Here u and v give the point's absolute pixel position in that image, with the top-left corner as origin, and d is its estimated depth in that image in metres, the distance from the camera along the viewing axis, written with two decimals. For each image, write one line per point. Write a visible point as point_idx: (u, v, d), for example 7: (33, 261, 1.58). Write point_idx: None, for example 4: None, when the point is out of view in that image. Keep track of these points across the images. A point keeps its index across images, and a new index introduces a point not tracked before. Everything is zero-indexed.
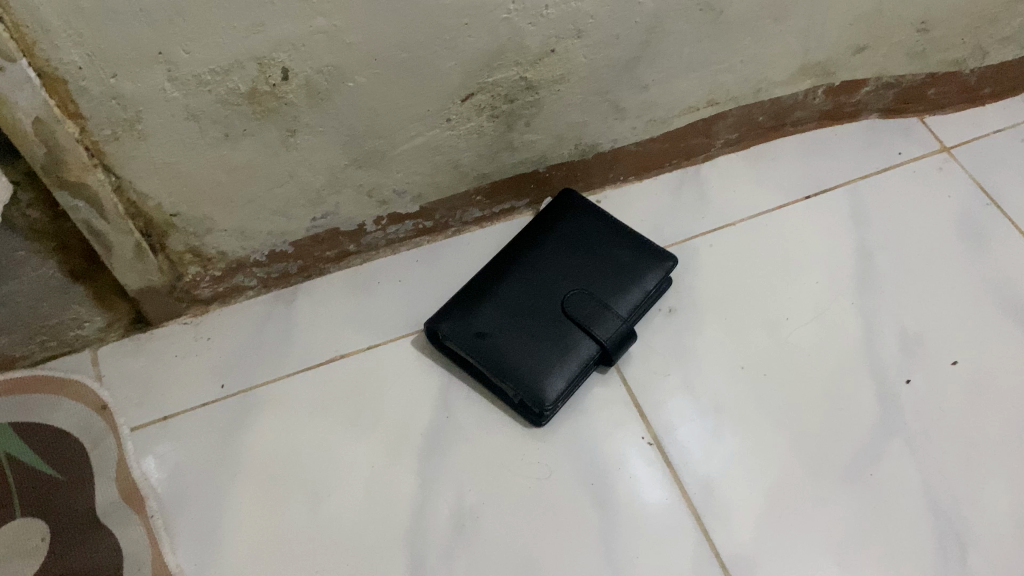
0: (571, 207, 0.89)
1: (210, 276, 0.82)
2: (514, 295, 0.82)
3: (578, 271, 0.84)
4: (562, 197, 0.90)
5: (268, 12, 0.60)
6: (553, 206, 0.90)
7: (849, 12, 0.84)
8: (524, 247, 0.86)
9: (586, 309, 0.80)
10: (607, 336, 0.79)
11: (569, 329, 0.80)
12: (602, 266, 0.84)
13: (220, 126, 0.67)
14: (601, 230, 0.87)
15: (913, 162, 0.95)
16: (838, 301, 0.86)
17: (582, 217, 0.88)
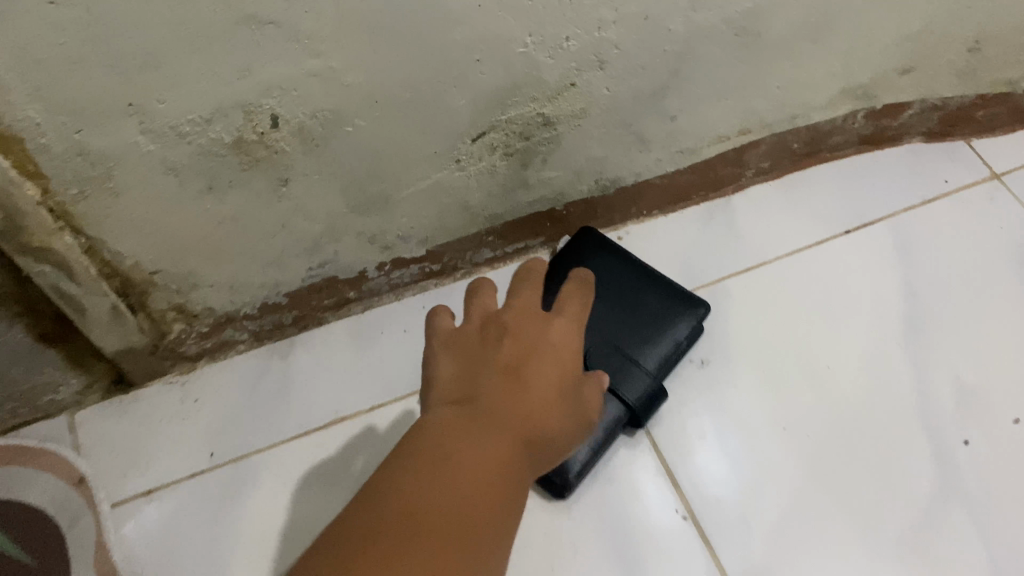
0: (591, 244, 0.81)
1: (197, 332, 0.75)
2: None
3: (601, 321, 0.76)
4: (580, 233, 0.82)
5: (254, 54, 0.53)
6: (572, 242, 0.82)
7: (897, 32, 0.76)
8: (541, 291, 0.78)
9: (611, 367, 0.73)
10: (633, 397, 0.72)
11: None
12: (626, 315, 0.77)
13: (203, 179, 0.60)
14: (625, 272, 0.79)
15: (962, 191, 0.87)
16: (887, 347, 0.78)
17: (604, 257, 0.80)
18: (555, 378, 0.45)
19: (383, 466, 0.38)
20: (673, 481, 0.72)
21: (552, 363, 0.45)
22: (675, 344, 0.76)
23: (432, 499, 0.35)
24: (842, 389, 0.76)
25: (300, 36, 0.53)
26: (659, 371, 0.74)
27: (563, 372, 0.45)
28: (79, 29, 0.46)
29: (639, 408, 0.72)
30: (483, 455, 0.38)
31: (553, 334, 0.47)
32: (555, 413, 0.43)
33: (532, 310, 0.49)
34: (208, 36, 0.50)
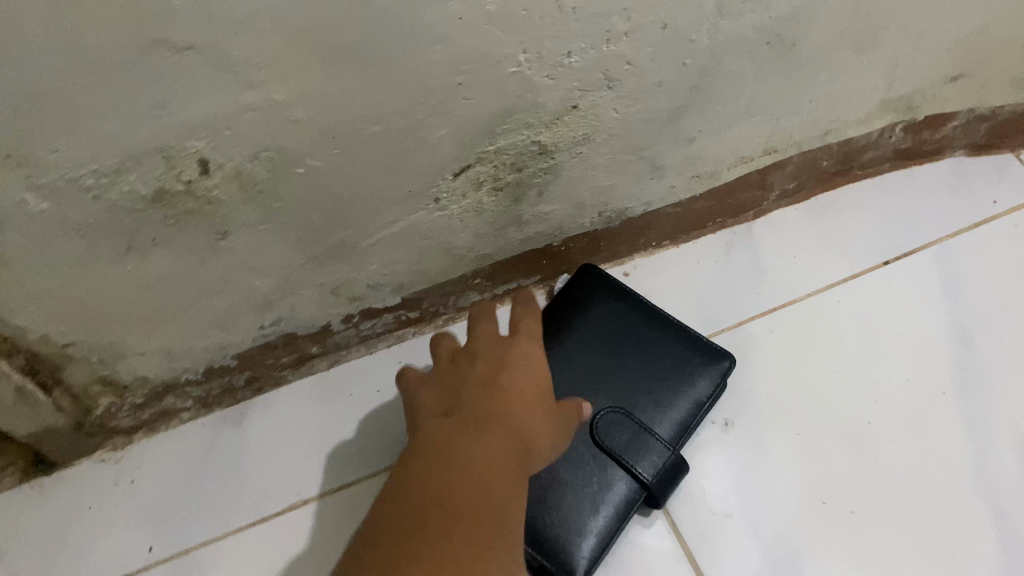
0: (594, 285, 0.70)
1: (130, 404, 0.63)
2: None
3: (609, 379, 0.65)
4: (581, 272, 0.71)
5: (172, 88, 0.41)
6: (572, 282, 0.70)
7: (949, 35, 0.65)
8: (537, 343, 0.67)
9: (622, 437, 0.62)
10: (649, 473, 0.61)
11: (600, 465, 0.62)
12: (638, 372, 0.66)
13: (118, 238, 0.48)
14: (635, 319, 0.68)
15: (1014, 213, 0.76)
16: (940, 402, 0.67)
17: (610, 301, 0.69)
18: (533, 389, 0.46)
19: (397, 478, 0.39)
20: (697, 570, 0.61)
21: (529, 376, 0.47)
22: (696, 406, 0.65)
23: (458, 487, 0.38)
24: (889, 453, 0.65)
25: (231, 64, 0.41)
26: (678, 439, 0.63)
27: (539, 382, 0.47)
28: None
29: (657, 488, 0.61)
30: (489, 452, 0.40)
31: (524, 324, 0.52)
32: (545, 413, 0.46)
33: (521, 328, 0.51)
34: (106, 66, 0.38)
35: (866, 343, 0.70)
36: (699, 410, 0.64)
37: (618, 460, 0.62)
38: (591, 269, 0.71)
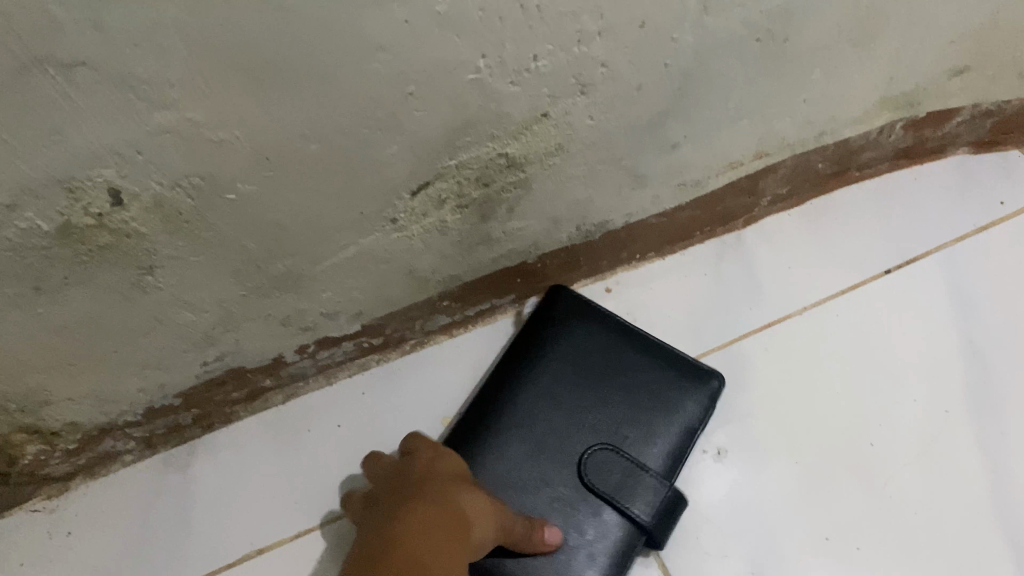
0: (569, 307, 0.63)
1: (62, 451, 0.57)
2: (508, 462, 0.58)
3: (592, 412, 0.60)
4: (553, 292, 0.64)
5: (64, 110, 0.35)
6: (543, 305, 0.64)
7: (954, 27, 0.60)
8: (514, 377, 0.61)
9: (614, 476, 0.57)
10: (648, 513, 0.56)
11: (595, 510, 0.56)
12: (625, 400, 0.60)
13: (22, 279, 0.42)
14: (616, 341, 0.62)
15: (1022, 215, 0.71)
16: (951, 424, 0.62)
17: (587, 323, 0.63)
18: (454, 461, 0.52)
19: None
20: None
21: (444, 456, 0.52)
22: (688, 432, 0.60)
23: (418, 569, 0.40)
24: (898, 482, 0.60)
25: (135, 82, 0.35)
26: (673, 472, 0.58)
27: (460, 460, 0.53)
28: None
29: (659, 527, 0.56)
30: (433, 529, 0.43)
31: (417, 441, 0.54)
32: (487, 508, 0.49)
33: (418, 442, 0.54)
34: None
35: (869, 362, 0.65)
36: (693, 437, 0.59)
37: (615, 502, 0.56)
38: (563, 288, 0.64)
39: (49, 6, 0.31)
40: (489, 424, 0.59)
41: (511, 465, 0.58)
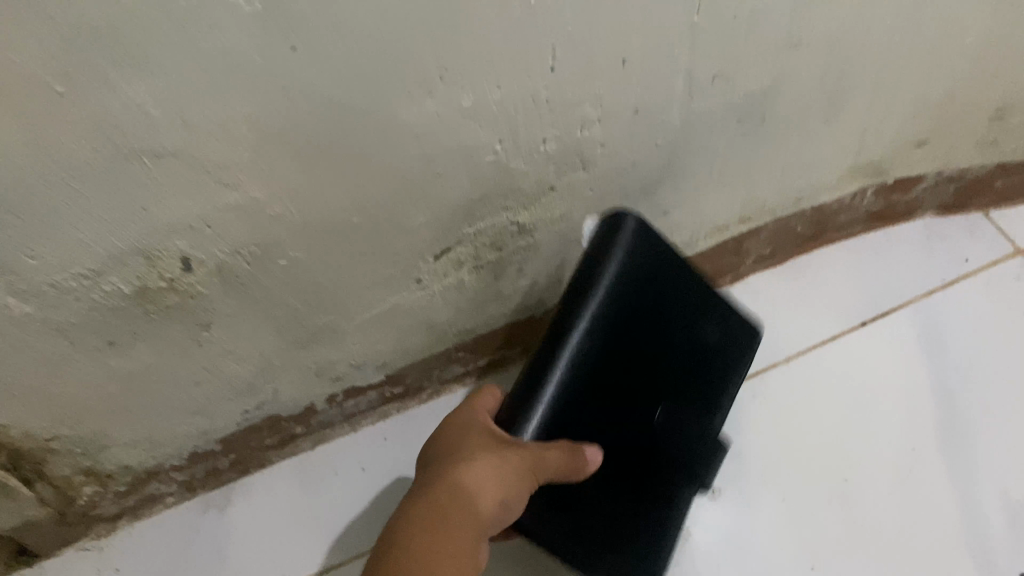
0: (646, 262, 0.57)
1: (114, 493, 0.62)
2: (584, 399, 0.53)
3: (648, 268, 0.57)
4: (620, 249, 0.55)
5: (152, 192, 0.41)
6: (598, 247, 0.55)
7: (914, 102, 0.67)
8: (595, 316, 0.54)
9: (686, 435, 0.59)
10: (704, 428, 0.61)
11: (659, 459, 0.58)
12: (671, 353, 0.59)
13: (99, 335, 0.48)
14: (663, 249, 0.58)
15: (986, 271, 0.77)
16: (920, 459, 0.68)
17: (635, 246, 0.56)
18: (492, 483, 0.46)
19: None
20: None
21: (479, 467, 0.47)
22: (729, 388, 0.63)
23: None
24: (876, 515, 0.66)
25: (211, 167, 0.42)
26: (715, 446, 0.63)
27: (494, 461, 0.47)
28: None
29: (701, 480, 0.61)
30: (436, 533, 0.43)
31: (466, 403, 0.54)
32: (503, 459, 0.47)
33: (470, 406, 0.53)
34: (87, 175, 0.39)
35: (849, 405, 0.71)
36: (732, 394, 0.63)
37: (679, 462, 0.59)
38: (627, 220, 0.56)
39: (150, 109, 0.37)
40: (570, 420, 0.52)
41: (591, 425, 0.53)
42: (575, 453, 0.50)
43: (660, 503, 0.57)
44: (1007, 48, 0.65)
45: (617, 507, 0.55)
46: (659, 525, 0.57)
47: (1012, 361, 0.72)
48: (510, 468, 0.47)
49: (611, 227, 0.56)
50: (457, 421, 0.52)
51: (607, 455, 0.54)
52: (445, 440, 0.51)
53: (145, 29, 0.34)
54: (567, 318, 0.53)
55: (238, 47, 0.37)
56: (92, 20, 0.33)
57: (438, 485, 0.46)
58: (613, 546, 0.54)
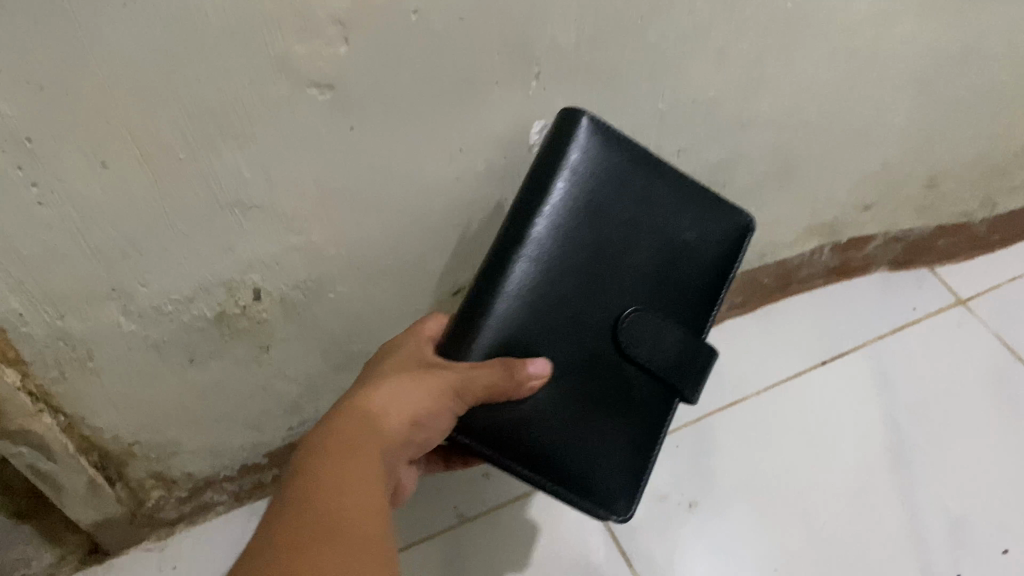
0: (610, 142, 0.53)
1: (176, 497, 0.73)
2: (549, 303, 0.52)
3: (620, 194, 0.53)
4: (574, 148, 0.52)
5: (238, 236, 0.54)
6: (554, 143, 0.52)
7: (856, 174, 0.80)
8: (547, 221, 0.51)
9: (654, 341, 0.53)
10: (681, 350, 0.55)
11: (616, 390, 0.54)
12: (635, 203, 0.54)
13: (184, 351, 0.60)
14: (636, 156, 0.54)
15: (930, 317, 0.89)
16: (871, 477, 0.78)
17: (606, 143, 0.53)
18: (407, 390, 0.47)
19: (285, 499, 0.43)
20: None
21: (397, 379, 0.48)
22: (719, 270, 0.57)
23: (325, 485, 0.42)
24: (833, 523, 0.75)
25: (284, 216, 0.54)
26: (695, 326, 0.56)
27: (413, 382, 0.48)
28: (64, 224, 0.47)
29: (669, 403, 0.56)
30: (342, 442, 0.44)
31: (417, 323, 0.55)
32: (422, 378, 0.48)
33: (416, 331, 0.54)
34: (193, 221, 0.51)
35: (810, 431, 0.81)
36: (705, 318, 0.57)
37: (645, 383, 0.55)
38: (581, 120, 0.52)
39: (245, 171, 0.50)
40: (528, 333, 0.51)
41: (561, 338, 0.52)
42: (509, 367, 0.48)
43: (630, 395, 0.54)
44: (928, 128, 0.78)
45: (577, 431, 0.52)
46: (624, 476, 0.54)
47: (952, 393, 0.83)
48: (424, 390, 0.47)
49: (568, 119, 0.52)
50: (395, 347, 0.53)
51: (570, 370, 0.52)
52: (378, 363, 0.52)
53: (249, 113, 0.47)
54: (523, 214, 0.51)
55: (313, 126, 0.50)
56: (214, 106, 0.46)
57: (351, 398, 0.48)
58: (553, 469, 0.52)
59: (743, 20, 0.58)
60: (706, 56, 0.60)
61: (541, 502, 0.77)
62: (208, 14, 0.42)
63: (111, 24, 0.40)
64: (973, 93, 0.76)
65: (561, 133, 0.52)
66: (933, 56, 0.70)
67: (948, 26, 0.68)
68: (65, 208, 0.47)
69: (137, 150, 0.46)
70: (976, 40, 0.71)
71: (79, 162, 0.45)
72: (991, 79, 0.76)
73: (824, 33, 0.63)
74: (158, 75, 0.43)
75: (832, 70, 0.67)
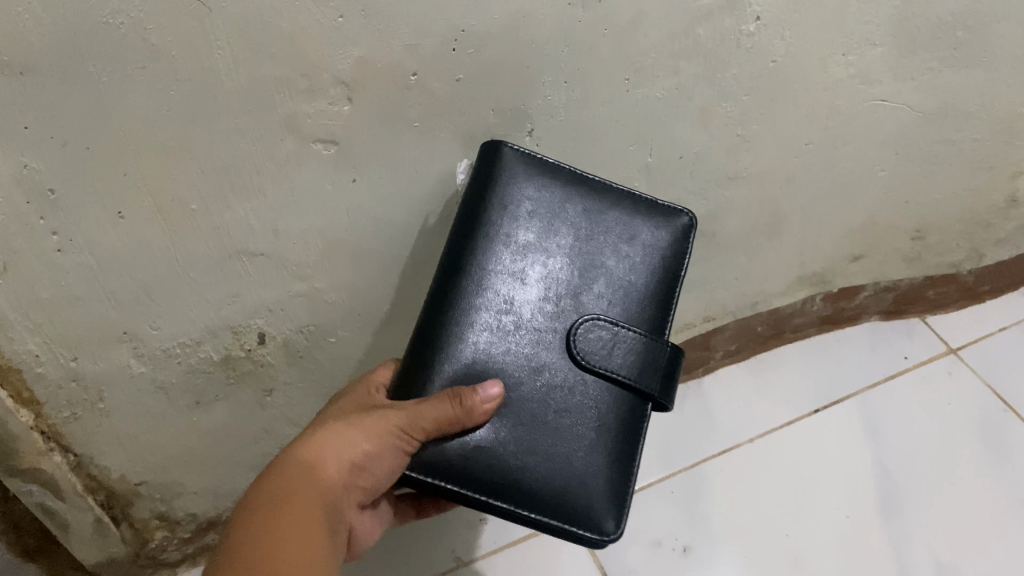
0: (528, 161, 0.54)
1: (179, 538, 0.75)
2: (501, 325, 0.51)
3: (550, 212, 0.54)
4: (502, 170, 0.53)
5: (245, 283, 0.57)
6: (482, 170, 0.54)
7: (843, 224, 0.83)
8: (485, 244, 0.52)
9: (610, 353, 0.52)
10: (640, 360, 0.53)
11: (581, 407, 0.51)
12: (566, 218, 0.54)
13: (191, 394, 0.62)
14: (559, 173, 0.55)
15: (920, 367, 0.92)
16: (862, 523, 0.78)
17: (526, 165, 0.54)
18: (346, 435, 0.47)
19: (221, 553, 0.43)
20: None
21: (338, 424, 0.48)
22: (670, 270, 0.56)
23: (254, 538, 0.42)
24: (825, 568, 0.75)
25: (289, 264, 0.57)
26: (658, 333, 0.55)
27: (353, 425, 0.47)
28: (81, 270, 0.50)
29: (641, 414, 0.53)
30: (275, 492, 0.45)
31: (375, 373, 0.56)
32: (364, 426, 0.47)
33: (371, 381, 0.54)
34: (203, 269, 0.54)
35: (802, 477, 0.82)
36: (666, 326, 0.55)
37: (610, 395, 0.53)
38: (504, 148, 0.54)
39: (253, 222, 0.53)
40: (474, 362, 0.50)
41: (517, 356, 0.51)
42: (452, 399, 0.47)
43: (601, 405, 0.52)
44: (911, 180, 0.82)
45: (547, 448, 0.50)
46: (604, 486, 0.51)
47: (943, 440, 0.85)
48: (367, 436, 0.46)
49: (489, 147, 0.54)
50: (345, 397, 0.52)
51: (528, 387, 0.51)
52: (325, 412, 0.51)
53: (258, 167, 0.50)
54: (460, 249, 0.52)
55: (318, 179, 0.53)
56: (225, 162, 0.49)
57: (292, 450, 0.47)
58: (524, 487, 0.48)
59: (727, 81, 0.62)
60: (693, 114, 0.63)
61: (536, 546, 0.78)
62: (221, 77, 0.45)
63: (131, 87, 0.43)
64: (953, 148, 0.80)
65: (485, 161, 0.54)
66: (914, 114, 0.74)
67: (927, 86, 0.71)
68: (83, 255, 0.50)
69: (151, 202, 0.49)
70: (954, 99, 0.74)
71: (97, 213, 0.48)
72: (970, 135, 0.79)
73: (806, 93, 0.66)
74: (173, 133, 0.46)
75: (816, 127, 0.70)
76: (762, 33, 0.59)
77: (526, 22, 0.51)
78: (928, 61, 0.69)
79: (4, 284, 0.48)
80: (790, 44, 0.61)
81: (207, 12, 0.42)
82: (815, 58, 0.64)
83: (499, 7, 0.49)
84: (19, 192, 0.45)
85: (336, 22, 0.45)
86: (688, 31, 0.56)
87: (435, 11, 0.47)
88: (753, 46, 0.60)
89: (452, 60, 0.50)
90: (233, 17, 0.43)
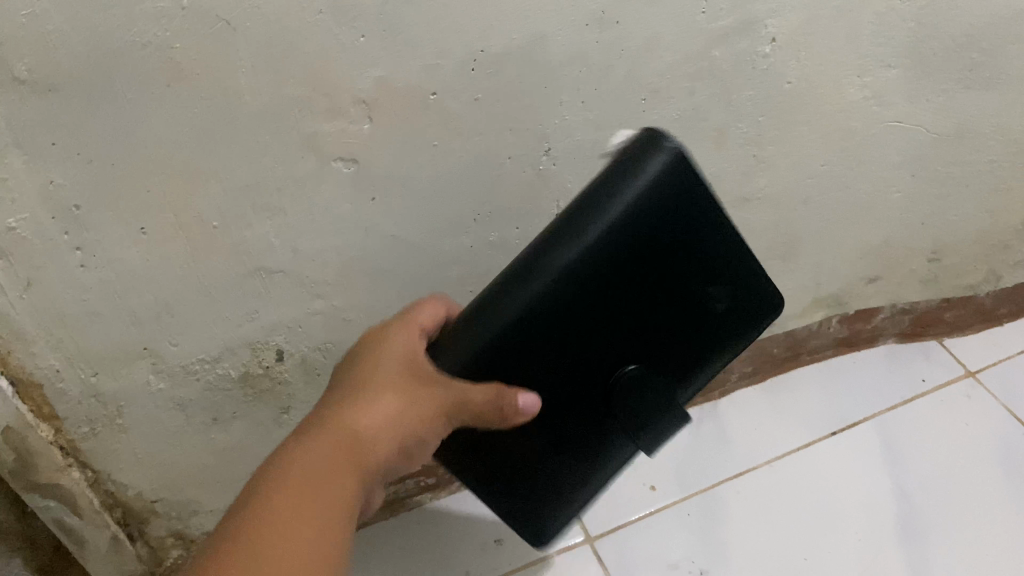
0: (680, 190, 0.48)
1: None
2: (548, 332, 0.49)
3: (658, 243, 0.49)
4: (630, 187, 0.47)
5: (264, 301, 0.57)
6: (609, 177, 0.47)
7: (859, 246, 0.83)
8: (587, 249, 0.47)
9: (636, 405, 0.52)
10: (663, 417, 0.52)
11: (578, 438, 0.53)
12: (671, 254, 0.49)
13: (209, 411, 0.63)
14: (696, 204, 0.49)
15: (937, 390, 0.92)
16: (881, 547, 0.77)
17: (659, 189, 0.47)
18: (399, 402, 0.45)
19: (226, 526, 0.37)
20: None
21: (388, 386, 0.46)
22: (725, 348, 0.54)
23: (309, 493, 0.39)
24: None
25: (308, 282, 0.58)
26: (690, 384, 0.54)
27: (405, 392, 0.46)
28: (103, 287, 0.51)
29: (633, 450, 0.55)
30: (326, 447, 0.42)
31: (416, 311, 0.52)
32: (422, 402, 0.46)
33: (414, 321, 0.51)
34: (223, 286, 0.55)
35: (819, 499, 0.82)
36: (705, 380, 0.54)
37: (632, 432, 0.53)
38: (647, 160, 0.47)
39: (272, 240, 0.54)
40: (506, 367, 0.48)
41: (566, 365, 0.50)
42: (501, 396, 0.47)
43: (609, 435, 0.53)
44: (926, 203, 0.81)
45: (525, 463, 0.53)
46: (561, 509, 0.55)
47: (962, 463, 0.84)
48: (423, 412, 0.46)
49: (650, 140, 0.48)
50: (392, 340, 0.49)
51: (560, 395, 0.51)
52: (371, 356, 0.48)
53: (278, 186, 0.51)
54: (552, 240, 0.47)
55: (337, 198, 0.53)
56: (246, 181, 0.50)
57: (345, 409, 0.44)
58: (492, 486, 0.54)
59: (742, 102, 0.62)
60: (708, 135, 0.63)
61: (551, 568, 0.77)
62: (244, 96, 0.46)
63: (156, 106, 0.44)
64: (969, 170, 0.80)
65: (642, 165, 0.47)
66: (930, 136, 0.74)
67: (942, 107, 0.72)
68: (105, 272, 0.50)
69: (173, 219, 0.50)
70: (970, 120, 0.74)
71: (120, 230, 0.49)
72: (986, 157, 0.79)
73: (821, 114, 0.67)
74: (195, 152, 0.47)
75: (831, 149, 0.70)
76: (776, 54, 0.60)
77: (543, 43, 0.51)
78: (942, 83, 0.69)
79: (27, 299, 0.49)
80: (804, 65, 0.62)
81: (230, 32, 0.43)
82: (830, 80, 0.64)
83: (517, 28, 0.50)
84: (45, 209, 0.46)
85: (356, 42, 0.46)
86: (703, 53, 0.57)
87: (454, 32, 0.48)
88: (767, 67, 0.60)
89: (470, 81, 0.51)
90: (256, 36, 0.43)
